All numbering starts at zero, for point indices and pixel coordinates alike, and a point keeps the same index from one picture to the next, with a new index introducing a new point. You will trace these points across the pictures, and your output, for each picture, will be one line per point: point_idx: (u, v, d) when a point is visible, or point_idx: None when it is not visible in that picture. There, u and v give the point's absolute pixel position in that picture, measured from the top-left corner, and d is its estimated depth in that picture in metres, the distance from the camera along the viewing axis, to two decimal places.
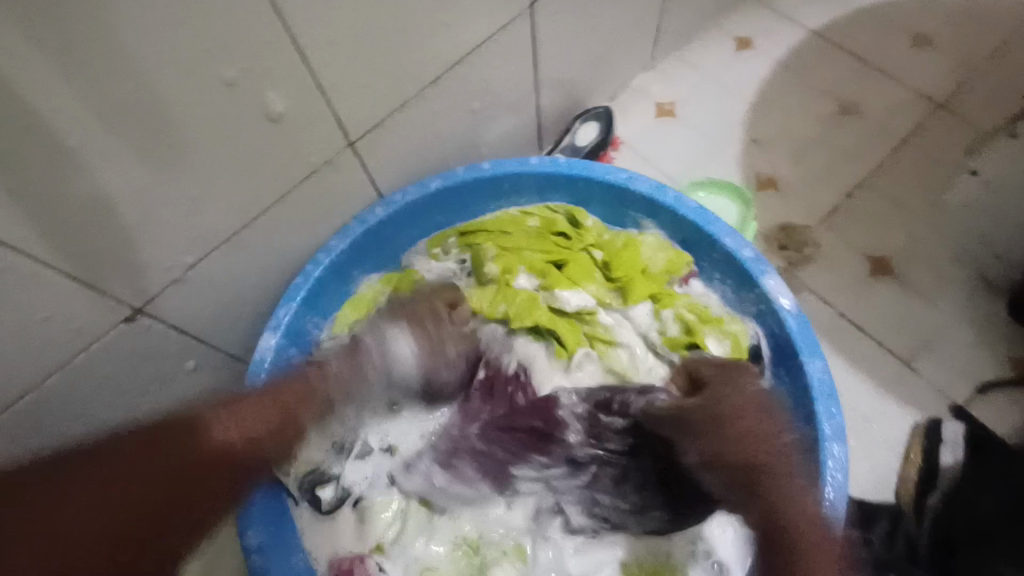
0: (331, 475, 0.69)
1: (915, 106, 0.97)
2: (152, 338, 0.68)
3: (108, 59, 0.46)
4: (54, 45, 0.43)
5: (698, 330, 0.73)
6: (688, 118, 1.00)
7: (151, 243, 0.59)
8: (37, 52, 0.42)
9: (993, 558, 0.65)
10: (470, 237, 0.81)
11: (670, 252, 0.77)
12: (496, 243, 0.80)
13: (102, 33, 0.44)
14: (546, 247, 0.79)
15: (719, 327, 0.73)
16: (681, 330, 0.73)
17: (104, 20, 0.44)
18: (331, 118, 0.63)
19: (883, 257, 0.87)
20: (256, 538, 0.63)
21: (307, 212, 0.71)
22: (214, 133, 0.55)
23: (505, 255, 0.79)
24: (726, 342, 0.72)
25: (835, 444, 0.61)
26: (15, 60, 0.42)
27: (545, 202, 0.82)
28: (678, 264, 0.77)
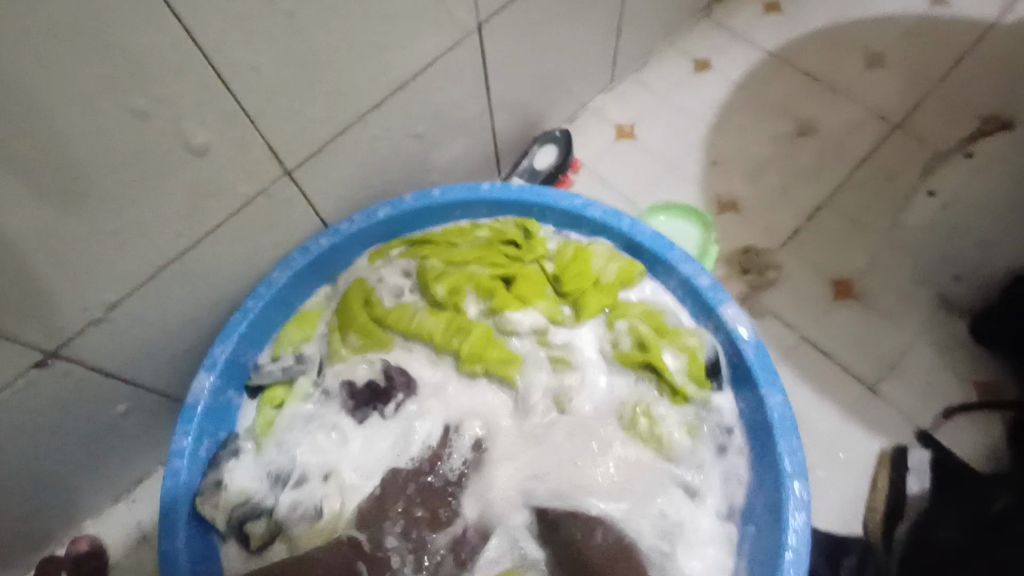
0: (262, 506, 0.65)
1: (873, 125, 0.97)
2: (74, 381, 0.63)
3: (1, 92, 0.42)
4: None
5: (653, 346, 0.68)
6: (646, 140, 0.99)
7: (68, 284, 0.55)
8: None
9: None
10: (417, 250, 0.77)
11: (622, 261, 0.73)
12: (441, 258, 0.75)
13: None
14: (495, 260, 0.75)
15: (677, 342, 0.69)
16: (634, 345, 0.69)
17: None
18: (263, 145, 0.60)
19: (845, 280, 0.86)
20: None
21: (243, 244, 0.67)
22: (128, 166, 0.52)
23: (450, 273, 0.74)
24: (682, 357, 0.68)
25: (797, 481, 0.59)
26: None
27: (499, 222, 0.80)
28: (631, 273, 0.73)
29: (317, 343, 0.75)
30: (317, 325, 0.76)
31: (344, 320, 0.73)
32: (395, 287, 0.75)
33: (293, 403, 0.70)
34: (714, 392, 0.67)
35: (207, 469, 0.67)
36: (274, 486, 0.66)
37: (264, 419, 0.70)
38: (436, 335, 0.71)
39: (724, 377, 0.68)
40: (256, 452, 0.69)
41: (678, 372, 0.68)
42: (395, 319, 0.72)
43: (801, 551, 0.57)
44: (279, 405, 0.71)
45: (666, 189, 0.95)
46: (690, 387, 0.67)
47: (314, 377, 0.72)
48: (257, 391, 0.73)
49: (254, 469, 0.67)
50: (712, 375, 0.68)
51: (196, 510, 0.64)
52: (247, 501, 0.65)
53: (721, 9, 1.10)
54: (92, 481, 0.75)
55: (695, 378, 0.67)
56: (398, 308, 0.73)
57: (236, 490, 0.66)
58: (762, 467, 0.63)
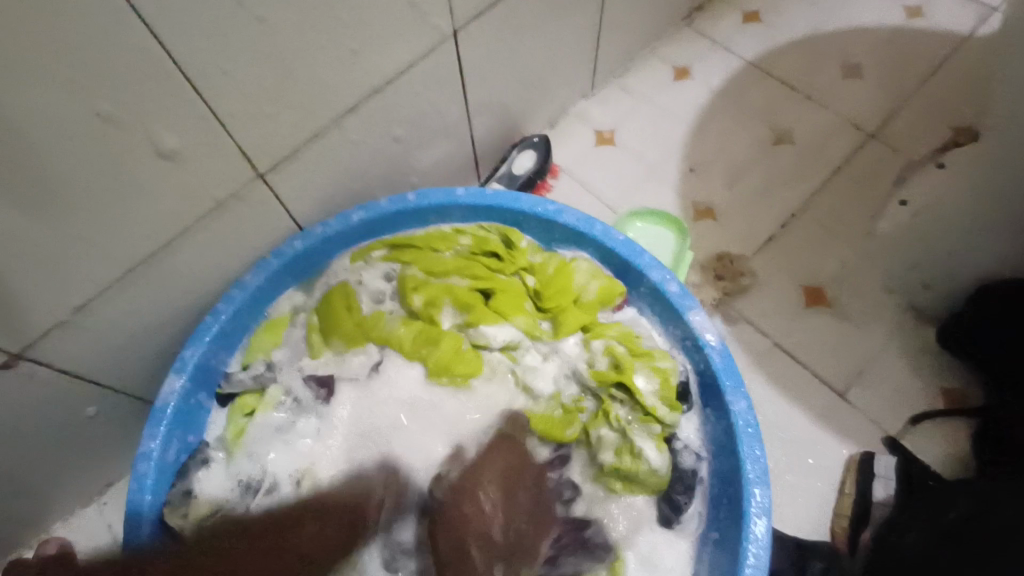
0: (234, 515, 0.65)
1: (848, 134, 0.99)
2: (41, 383, 0.62)
3: None
4: None
5: (627, 368, 0.68)
6: (626, 145, 0.99)
7: (34, 287, 0.55)
8: None
9: None
10: (399, 256, 0.78)
11: (603, 280, 0.74)
12: (424, 267, 0.77)
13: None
14: (475, 271, 0.76)
15: (650, 363, 0.68)
16: (610, 366, 0.69)
17: None
18: (234, 148, 0.60)
19: (818, 287, 0.87)
20: None
21: (215, 246, 0.67)
22: (95, 170, 0.52)
23: (430, 284, 0.76)
24: (654, 380, 0.67)
25: (757, 488, 0.59)
26: None
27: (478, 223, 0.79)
28: (612, 292, 0.73)
29: (286, 349, 0.75)
30: (286, 332, 0.75)
31: (321, 322, 0.75)
32: (375, 292, 0.76)
33: (263, 412, 0.70)
34: (684, 414, 0.67)
35: (177, 477, 0.67)
36: (245, 494, 0.67)
37: (236, 428, 0.70)
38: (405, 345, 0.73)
39: (694, 398, 0.68)
40: (228, 461, 0.69)
41: (650, 394, 0.66)
42: (369, 324, 0.74)
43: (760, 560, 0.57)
44: (249, 413, 0.71)
45: (644, 195, 0.95)
46: (661, 410, 0.66)
47: (281, 387, 0.72)
48: (228, 399, 0.73)
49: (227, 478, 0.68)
50: (683, 398, 0.68)
51: (163, 520, 0.64)
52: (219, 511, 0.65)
53: (702, 17, 1.11)
54: (60, 483, 0.74)
55: (668, 401, 0.66)
56: (374, 315, 0.75)
57: (209, 501, 0.66)
58: (727, 478, 0.63)
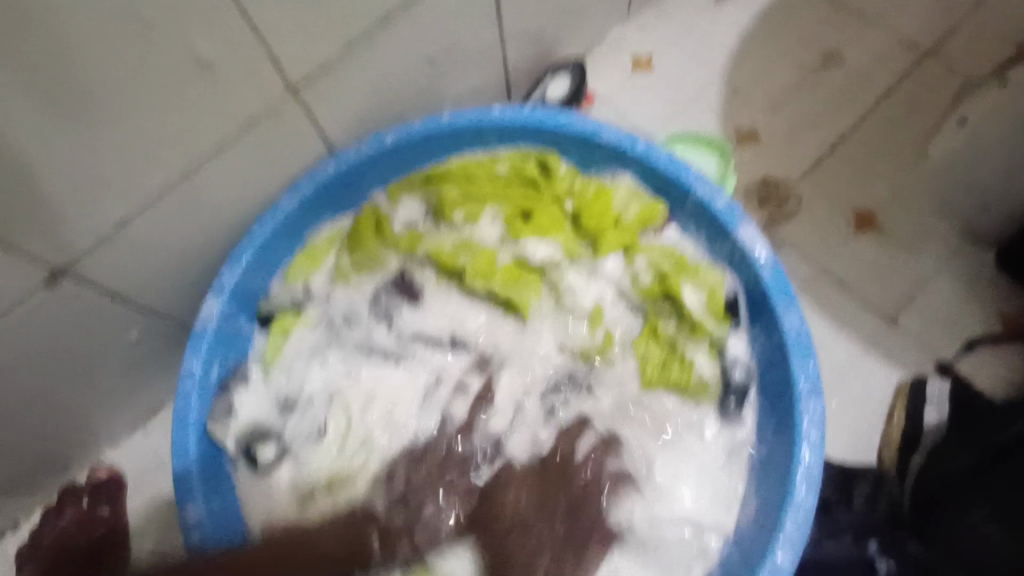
0: (272, 430, 0.68)
1: (903, 52, 0.93)
2: (84, 305, 0.62)
3: None
4: None
5: (675, 279, 0.68)
6: (663, 71, 0.95)
7: (73, 202, 0.54)
8: None
9: (971, 501, 0.59)
10: (433, 182, 0.76)
11: (644, 202, 0.72)
12: (460, 188, 0.75)
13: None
14: (512, 194, 0.75)
15: (697, 277, 0.68)
16: (655, 279, 0.69)
17: None
18: (266, 59, 0.57)
19: (868, 212, 0.83)
20: (196, 514, 0.61)
21: (249, 167, 0.65)
22: (128, 78, 0.50)
23: (467, 203, 0.75)
24: (702, 293, 0.67)
25: (810, 401, 0.58)
26: None
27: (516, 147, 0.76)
28: (653, 214, 0.71)
29: (324, 275, 0.74)
30: (324, 259, 0.75)
31: (354, 244, 0.74)
32: (408, 218, 0.77)
33: (300, 330, 0.72)
34: (732, 331, 0.66)
35: (219, 393, 0.67)
36: (283, 411, 0.69)
37: (274, 348, 0.70)
38: (444, 253, 0.72)
39: (743, 315, 0.66)
40: (264, 378, 0.70)
41: (697, 305, 0.67)
42: (405, 243, 0.74)
43: (815, 471, 0.56)
44: (286, 333, 0.71)
45: (684, 121, 0.91)
46: (709, 322, 0.66)
47: (319, 305, 0.73)
48: (267, 322, 0.72)
49: (262, 394, 0.69)
50: (731, 312, 0.67)
51: (210, 436, 0.66)
52: (256, 427, 0.68)
53: None
54: (111, 406, 0.76)
55: (714, 314, 0.67)
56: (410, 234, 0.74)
57: (245, 417, 0.67)
58: (778, 393, 0.62)
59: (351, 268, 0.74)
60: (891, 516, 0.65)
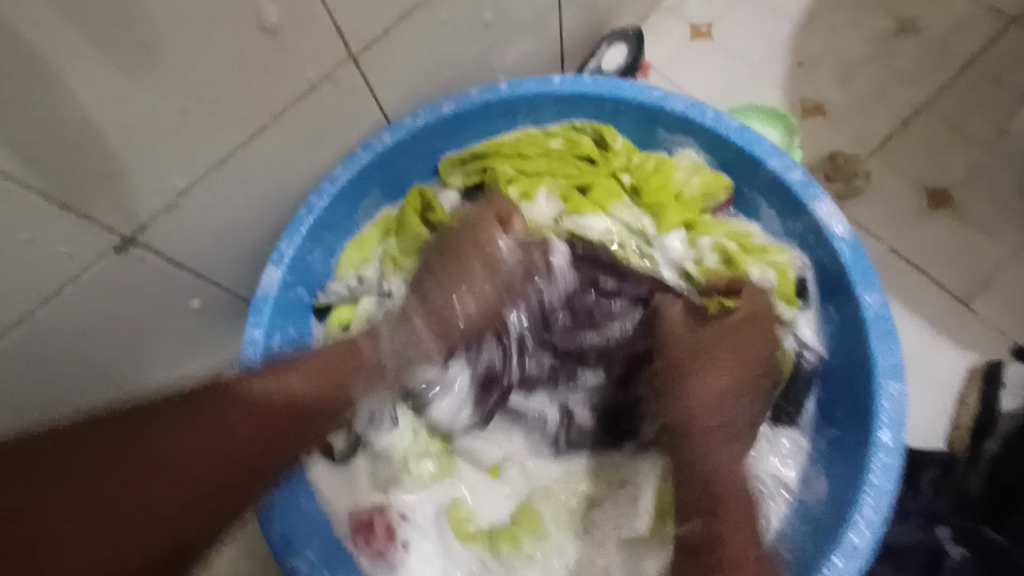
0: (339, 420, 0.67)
1: (983, 22, 0.88)
2: (150, 271, 0.63)
3: None
4: None
5: (740, 262, 0.68)
6: (724, 40, 0.91)
7: (140, 166, 0.54)
8: None
9: None
10: (485, 159, 0.75)
11: (707, 173, 0.71)
12: (514, 165, 0.74)
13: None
14: (569, 170, 0.74)
15: (764, 258, 0.68)
16: (720, 261, 0.69)
17: None
18: (330, 25, 0.56)
19: (941, 188, 0.79)
20: (277, 529, 0.59)
21: (308, 136, 0.65)
22: (196, 42, 0.49)
23: (522, 179, 0.74)
24: (771, 274, 0.67)
25: (890, 381, 0.56)
26: None
27: (570, 121, 0.75)
28: (716, 187, 0.70)
29: (374, 266, 0.76)
30: (373, 248, 0.76)
31: (402, 228, 0.75)
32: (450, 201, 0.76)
33: (358, 321, 0.72)
34: (801, 312, 0.65)
35: None
36: None
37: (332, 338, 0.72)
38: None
39: (812, 296, 0.65)
40: None
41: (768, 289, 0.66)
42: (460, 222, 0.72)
43: (897, 448, 0.54)
44: (345, 325, 0.72)
45: (745, 92, 0.88)
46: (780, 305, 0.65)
47: (375, 297, 0.73)
48: (323, 314, 0.74)
49: None
50: (800, 294, 0.66)
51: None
52: None
53: None
54: (172, 370, 0.77)
55: (785, 295, 0.66)
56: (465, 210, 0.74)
57: None
58: (848, 373, 0.61)
59: (398, 250, 0.75)
60: (960, 500, 0.63)
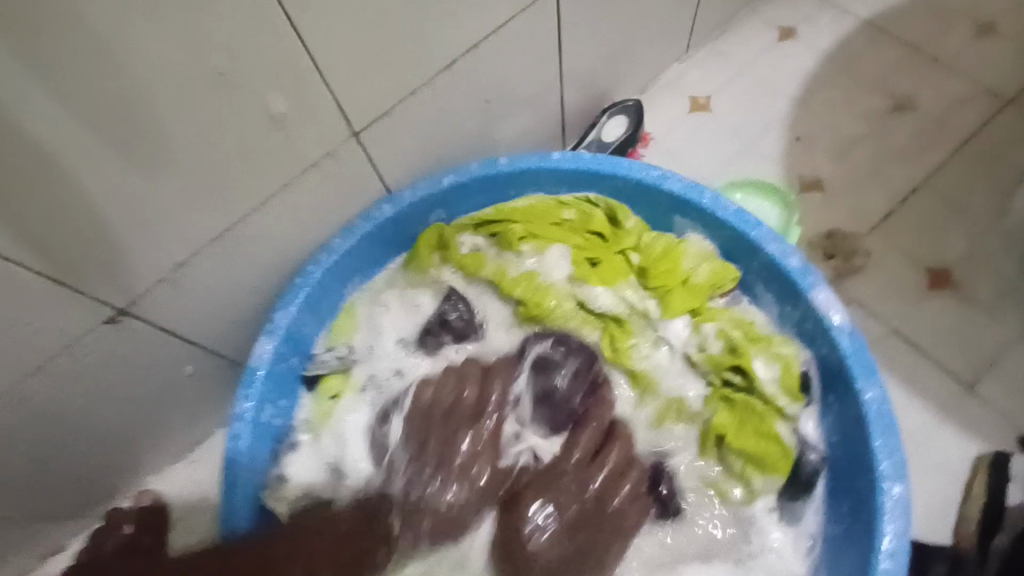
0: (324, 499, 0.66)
1: (981, 101, 0.89)
2: (142, 341, 0.63)
3: (85, 50, 0.41)
4: (20, 32, 0.38)
5: (744, 352, 0.66)
6: (723, 113, 0.92)
7: (136, 244, 0.55)
8: (6, 42, 0.38)
9: None
10: (496, 223, 0.74)
11: (715, 262, 0.70)
12: (523, 228, 0.73)
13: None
14: (578, 242, 0.73)
15: (769, 349, 0.66)
16: (724, 350, 0.67)
17: (80, 12, 0.39)
18: (334, 108, 0.57)
19: (943, 269, 0.79)
20: None
21: (307, 209, 0.65)
22: (199, 128, 0.50)
23: (530, 246, 0.73)
24: (774, 366, 0.65)
25: (893, 483, 0.55)
26: None
27: (583, 193, 0.74)
28: (723, 277, 0.69)
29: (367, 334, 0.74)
30: (361, 316, 0.75)
31: (412, 261, 0.74)
32: (474, 245, 0.76)
33: (350, 394, 0.71)
34: (804, 409, 0.64)
35: (271, 460, 0.68)
36: (333, 476, 0.67)
37: (323, 410, 0.70)
38: (503, 283, 0.71)
39: (816, 392, 0.64)
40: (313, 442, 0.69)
41: (769, 381, 0.65)
42: (470, 265, 0.73)
43: (900, 552, 0.53)
44: (335, 396, 0.71)
45: (743, 166, 0.88)
46: (782, 399, 0.64)
47: (366, 367, 0.72)
48: (312, 384, 0.72)
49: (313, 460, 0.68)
50: (803, 388, 0.65)
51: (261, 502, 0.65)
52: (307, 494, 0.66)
53: None
54: (159, 436, 0.76)
55: (788, 390, 0.64)
56: (473, 256, 0.73)
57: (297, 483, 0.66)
58: (846, 476, 0.60)
59: (406, 282, 0.75)
60: None
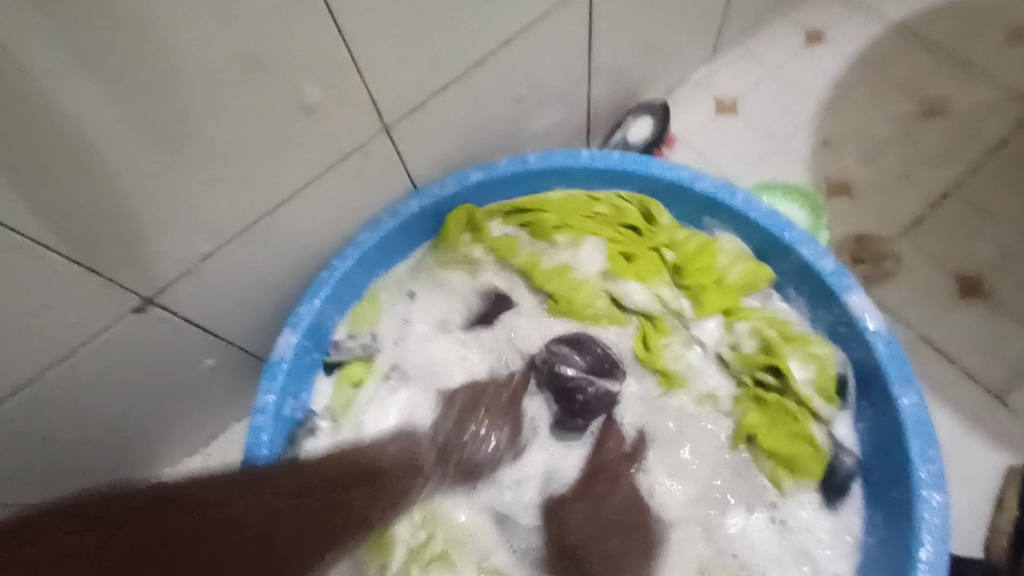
0: None
1: (1013, 108, 0.88)
2: (165, 331, 0.62)
3: (126, 34, 0.40)
4: (62, 14, 0.38)
5: (779, 352, 0.65)
6: (749, 115, 0.92)
7: (165, 232, 0.54)
8: (48, 23, 0.37)
9: None
10: (530, 212, 0.73)
11: (750, 262, 0.69)
12: (557, 217, 0.73)
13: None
14: (612, 235, 0.72)
15: (805, 349, 0.64)
16: (758, 349, 0.66)
17: None
18: (366, 100, 0.57)
19: (973, 277, 0.78)
20: None
21: (334, 202, 0.65)
22: (233, 116, 0.50)
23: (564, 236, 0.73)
24: (810, 367, 0.64)
25: (928, 491, 0.54)
26: (23, 33, 0.37)
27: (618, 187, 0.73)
28: (759, 277, 0.68)
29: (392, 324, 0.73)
30: (385, 306, 0.74)
31: (443, 242, 0.73)
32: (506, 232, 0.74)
33: (372, 382, 0.70)
34: (839, 412, 0.63)
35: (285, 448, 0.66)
36: None
37: (344, 397, 0.70)
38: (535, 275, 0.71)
39: (851, 397, 0.63)
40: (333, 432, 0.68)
41: (805, 382, 0.64)
42: (501, 252, 0.72)
43: (937, 563, 0.52)
44: (357, 383, 0.70)
45: (768, 169, 0.88)
46: (816, 401, 0.63)
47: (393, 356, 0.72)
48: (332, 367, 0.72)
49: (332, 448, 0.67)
50: (839, 392, 0.63)
51: None
52: None
53: None
54: (177, 428, 0.75)
55: (824, 392, 0.63)
56: (506, 244, 0.73)
57: None
58: (880, 483, 0.59)
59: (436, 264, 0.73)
60: None
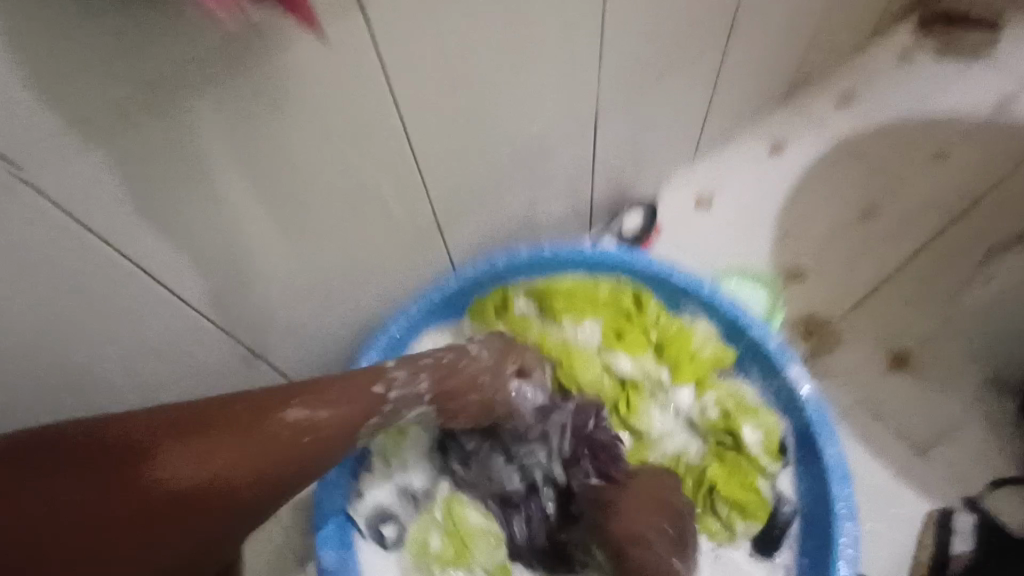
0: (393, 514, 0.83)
1: (936, 214, 1.08)
2: (258, 376, 0.79)
3: (287, 176, 0.60)
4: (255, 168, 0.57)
5: (736, 419, 0.82)
6: (723, 210, 1.12)
7: (275, 302, 0.72)
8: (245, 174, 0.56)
9: None
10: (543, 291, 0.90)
11: (717, 344, 0.86)
12: (564, 300, 0.90)
13: (278, 138, 0.56)
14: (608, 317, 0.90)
15: (756, 418, 0.82)
16: (719, 416, 0.83)
17: (291, 154, 0.58)
18: (428, 208, 0.76)
19: (902, 353, 0.96)
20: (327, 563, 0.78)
21: (393, 278, 0.83)
22: (339, 222, 0.69)
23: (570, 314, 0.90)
24: (760, 433, 0.81)
25: (847, 522, 0.73)
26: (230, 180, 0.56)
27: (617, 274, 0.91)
28: (724, 357, 0.85)
29: None
30: None
31: (477, 316, 0.90)
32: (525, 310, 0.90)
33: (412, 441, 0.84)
34: (782, 468, 0.80)
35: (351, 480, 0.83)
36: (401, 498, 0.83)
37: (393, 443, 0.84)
38: (546, 346, 0.87)
39: (791, 454, 0.80)
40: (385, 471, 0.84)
41: (755, 443, 0.80)
42: (517, 327, 0.88)
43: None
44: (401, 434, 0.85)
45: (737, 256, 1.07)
46: (765, 459, 0.79)
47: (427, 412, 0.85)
48: None
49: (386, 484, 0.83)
50: (782, 452, 0.81)
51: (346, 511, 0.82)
52: (380, 509, 0.82)
53: (800, 96, 1.22)
54: None
55: (770, 452, 0.80)
56: (523, 319, 0.89)
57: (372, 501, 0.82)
58: (815, 520, 0.76)
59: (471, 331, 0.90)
60: None
